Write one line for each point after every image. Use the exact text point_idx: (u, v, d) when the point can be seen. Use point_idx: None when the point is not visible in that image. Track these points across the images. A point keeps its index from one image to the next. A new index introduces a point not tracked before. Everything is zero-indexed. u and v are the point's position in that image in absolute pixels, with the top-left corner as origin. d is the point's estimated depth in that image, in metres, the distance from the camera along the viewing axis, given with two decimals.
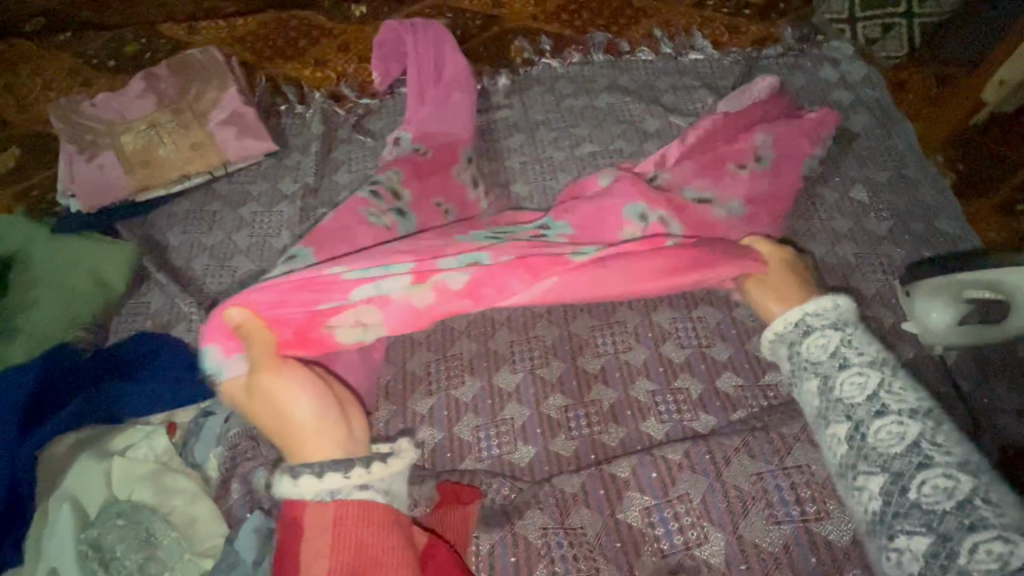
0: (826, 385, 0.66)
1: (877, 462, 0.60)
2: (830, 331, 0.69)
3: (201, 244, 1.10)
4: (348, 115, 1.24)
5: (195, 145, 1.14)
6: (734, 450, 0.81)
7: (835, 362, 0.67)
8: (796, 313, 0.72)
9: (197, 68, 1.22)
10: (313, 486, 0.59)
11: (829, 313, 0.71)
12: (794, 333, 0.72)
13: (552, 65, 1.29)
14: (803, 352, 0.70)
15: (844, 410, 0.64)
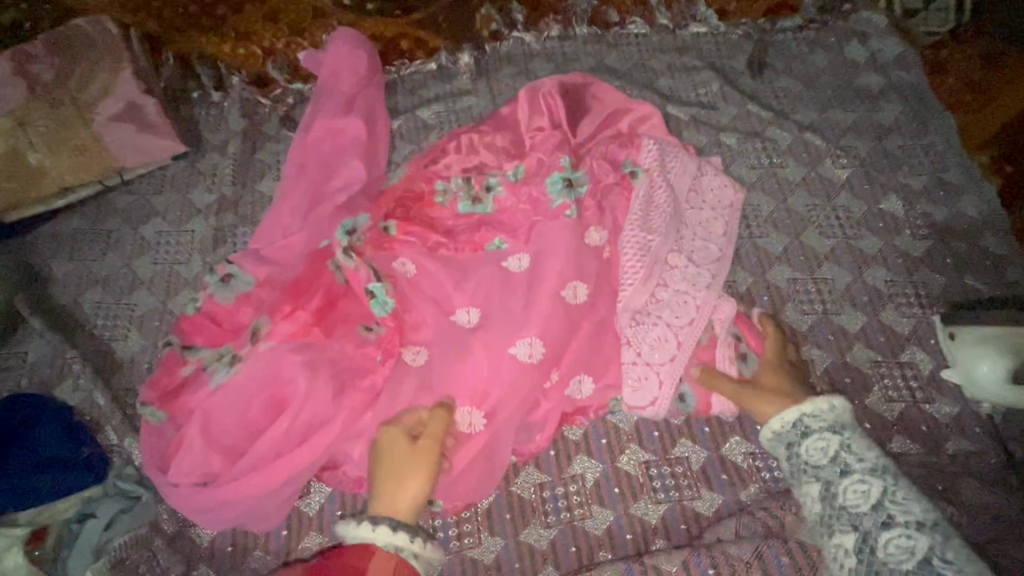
0: (824, 488, 0.61)
1: None
2: (828, 433, 0.62)
3: (91, 274, 0.89)
4: (276, 105, 1.02)
5: (78, 148, 0.91)
6: (745, 566, 0.64)
7: (835, 467, 0.61)
8: (792, 411, 0.64)
9: (83, 45, 0.96)
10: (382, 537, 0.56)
11: (827, 409, 0.63)
12: (791, 432, 0.64)
13: (525, 40, 1.06)
14: (799, 454, 0.63)
15: (849, 519, 0.59)
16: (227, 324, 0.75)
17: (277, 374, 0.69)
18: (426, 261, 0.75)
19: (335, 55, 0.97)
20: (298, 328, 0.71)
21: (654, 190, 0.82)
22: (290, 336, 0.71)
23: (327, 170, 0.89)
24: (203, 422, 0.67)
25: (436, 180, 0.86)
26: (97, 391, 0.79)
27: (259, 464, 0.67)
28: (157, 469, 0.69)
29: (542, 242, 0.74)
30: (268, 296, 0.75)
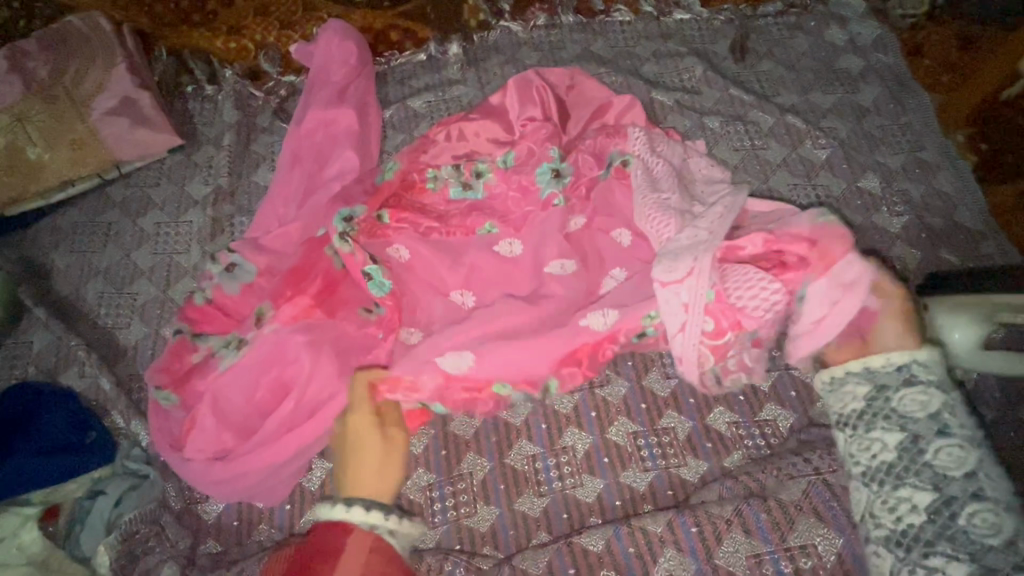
0: (910, 441, 0.58)
1: (930, 479, 0.56)
2: (898, 349, 0.62)
3: (93, 265, 0.91)
4: (269, 97, 1.04)
5: (74, 142, 0.93)
6: (726, 524, 0.67)
7: (933, 424, 0.58)
8: (905, 355, 0.61)
9: (76, 41, 0.98)
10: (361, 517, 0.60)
11: (936, 368, 0.61)
12: (892, 376, 0.61)
13: (513, 29, 1.08)
14: (890, 399, 0.60)
15: (932, 479, 0.56)
16: (232, 311, 0.78)
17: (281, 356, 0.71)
18: (423, 247, 0.79)
19: (324, 48, 0.99)
20: (302, 313, 0.73)
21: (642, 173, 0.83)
22: (293, 319, 0.72)
23: (320, 159, 0.91)
24: (213, 402, 0.70)
25: (427, 168, 0.89)
26: (102, 376, 0.81)
27: (268, 441, 0.70)
28: (172, 448, 0.72)
29: (538, 225, 0.80)
30: (270, 283, 0.78)
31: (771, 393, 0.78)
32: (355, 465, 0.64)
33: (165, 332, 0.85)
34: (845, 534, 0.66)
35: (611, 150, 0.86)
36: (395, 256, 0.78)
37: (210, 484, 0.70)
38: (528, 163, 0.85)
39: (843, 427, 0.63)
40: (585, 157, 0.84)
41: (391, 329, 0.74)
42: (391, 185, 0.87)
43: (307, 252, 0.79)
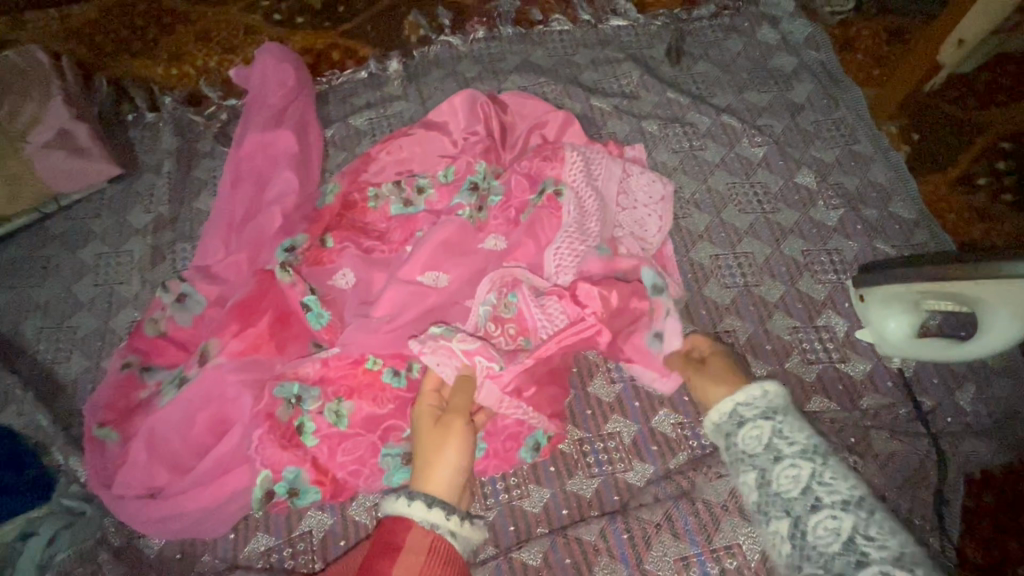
0: (759, 477, 0.59)
1: (780, 506, 0.56)
2: (760, 418, 0.61)
3: (32, 301, 0.90)
4: (210, 121, 1.03)
5: (9, 176, 0.91)
6: (656, 527, 0.69)
7: (768, 454, 0.59)
8: (728, 402, 0.63)
9: (6, 73, 0.96)
10: (421, 515, 0.56)
11: (769, 394, 0.62)
12: (728, 421, 0.63)
13: (452, 42, 1.09)
14: (734, 442, 0.61)
15: (782, 505, 0.56)
16: (178, 344, 0.78)
17: (220, 393, 0.71)
18: (363, 268, 0.83)
19: (262, 71, 0.99)
20: (247, 344, 0.74)
21: (577, 186, 0.85)
22: (238, 353, 0.74)
23: (261, 182, 0.91)
24: (146, 437, 0.68)
25: (367, 186, 0.92)
26: (40, 413, 0.80)
27: (204, 480, 0.68)
28: (103, 486, 0.69)
29: (481, 254, 0.82)
30: (218, 313, 0.79)
31: None
32: (431, 466, 0.61)
33: (106, 364, 0.84)
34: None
35: (546, 176, 0.86)
36: (339, 281, 0.83)
37: (142, 523, 0.68)
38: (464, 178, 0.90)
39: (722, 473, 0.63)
40: (521, 175, 0.87)
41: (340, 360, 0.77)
42: (332, 207, 0.90)
43: (253, 281, 0.80)
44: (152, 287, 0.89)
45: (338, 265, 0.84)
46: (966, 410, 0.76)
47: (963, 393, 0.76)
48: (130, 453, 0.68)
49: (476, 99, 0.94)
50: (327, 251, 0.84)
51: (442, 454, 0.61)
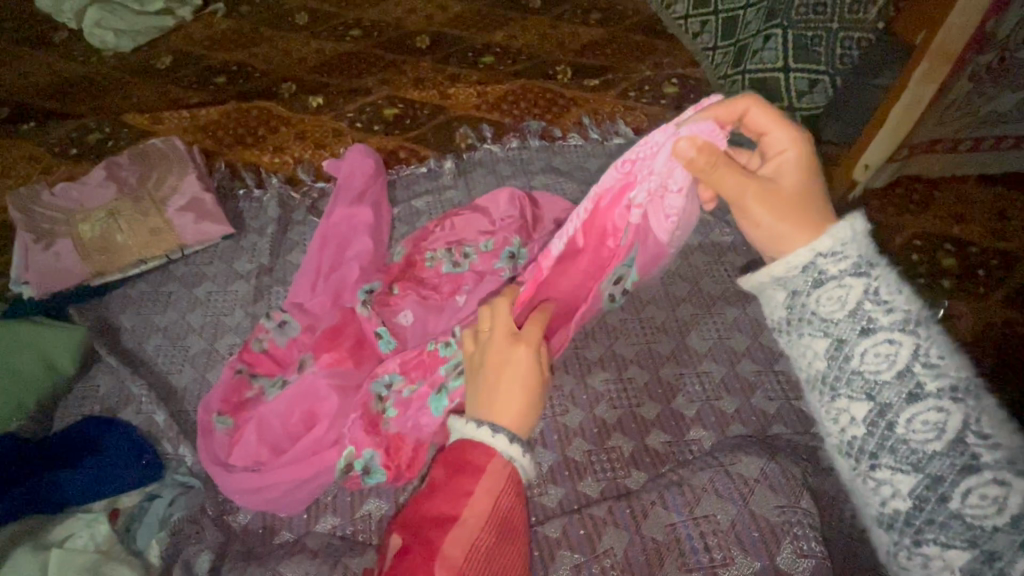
0: (835, 347, 0.59)
1: (864, 389, 0.57)
2: (850, 279, 0.58)
3: (154, 324, 1.13)
4: (304, 198, 1.33)
5: (153, 230, 1.19)
6: (651, 504, 0.86)
7: (856, 324, 0.58)
8: (803, 255, 0.61)
9: (158, 156, 1.29)
10: (503, 446, 0.64)
11: (847, 250, 0.59)
12: (800, 278, 0.61)
13: (492, 150, 1.42)
14: (808, 304, 0.61)
15: (865, 388, 0.57)
16: (278, 360, 1.01)
17: (313, 393, 0.91)
18: (422, 311, 1.07)
19: (350, 161, 1.29)
20: (334, 360, 0.96)
21: None
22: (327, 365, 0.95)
23: (345, 243, 1.18)
24: (254, 426, 0.90)
25: (426, 250, 1.18)
26: (157, 410, 1.00)
27: (297, 459, 0.88)
28: (214, 464, 0.89)
29: None
30: (310, 337, 1.02)
31: (695, 418, 0.99)
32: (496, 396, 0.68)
33: (210, 377, 1.06)
34: (739, 507, 0.85)
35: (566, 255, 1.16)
36: (402, 320, 1.06)
37: (244, 492, 0.87)
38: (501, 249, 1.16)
39: (779, 331, 0.65)
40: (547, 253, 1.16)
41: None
42: (399, 264, 1.16)
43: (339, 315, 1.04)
44: (252, 318, 1.13)
45: (404, 309, 1.07)
46: None
47: None
48: (243, 439, 0.89)
49: (514, 194, 1.22)
50: (395, 298, 1.08)
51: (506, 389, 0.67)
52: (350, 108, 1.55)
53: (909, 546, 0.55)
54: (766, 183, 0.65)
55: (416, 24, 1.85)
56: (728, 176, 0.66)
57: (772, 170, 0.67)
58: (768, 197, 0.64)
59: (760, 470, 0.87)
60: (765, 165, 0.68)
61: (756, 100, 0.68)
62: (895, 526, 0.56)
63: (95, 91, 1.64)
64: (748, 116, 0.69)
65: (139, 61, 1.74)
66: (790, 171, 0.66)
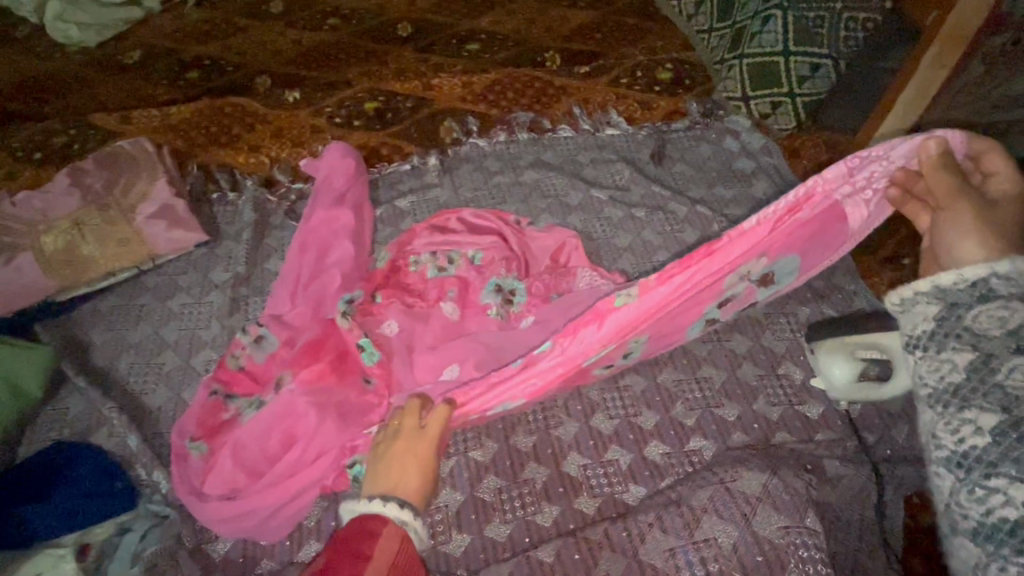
0: (981, 360, 0.50)
1: (1000, 399, 0.47)
2: (1019, 305, 0.51)
3: (126, 340, 1.07)
4: (281, 201, 1.27)
5: (121, 241, 1.13)
6: (648, 526, 0.82)
7: (1011, 341, 0.49)
8: (980, 269, 0.54)
9: (126, 160, 1.22)
10: (395, 512, 0.67)
11: (1021, 282, 0.53)
12: (965, 291, 0.54)
13: (479, 144, 1.35)
14: (964, 317, 0.53)
15: (1002, 399, 0.47)
16: (256, 377, 0.96)
17: (292, 413, 0.86)
18: (406, 320, 1.02)
19: (329, 162, 1.22)
20: (314, 376, 0.92)
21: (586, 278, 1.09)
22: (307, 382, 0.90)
23: (324, 248, 1.12)
24: (230, 450, 0.85)
25: (410, 255, 1.12)
26: (129, 434, 0.95)
27: (275, 485, 0.83)
28: (189, 491, 0.84)
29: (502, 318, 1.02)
30: (288, 352, 0.97)
31: (695, 428, 0.95)
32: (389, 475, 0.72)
33: (186, 396, 1.01)
34: (740, 528, 0.81)
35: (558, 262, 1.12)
36: (386, 330, 1.01)
37: (221, 519, 0.82)
38: (492, 263, 1.09)
39: (914, 348, 0.57)
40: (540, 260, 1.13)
41: (385, 395, 0.94)
42: (383, 271, 1.11)
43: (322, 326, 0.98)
44: (229, 332, 1.08)
45: (387, 318, 1.02)
46: (901, 444, 0.92)
47: (898, 430, 0.93)
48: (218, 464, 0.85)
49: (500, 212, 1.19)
50: (379, 306, 1.03)
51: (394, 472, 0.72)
52: (329, 102, 1.48)
53: (1007, 555, 0.44)
54: (986, 202, 0.64)
55: (398, 9, 1.76)
56: (940, 182, 0.66)
57: (998, 197, 0.65)
58: (980, 216, 0.63)
59: (762, 486, 0.84)
60: (988, 191, 0.66)
61: (1000, 147, 0.67)
62: (994, 538, 0.45)
63: (59, 89, 1.56)
64: (986, 156, 0.68)
65: (106, 56, 1.65)
66: (1019, 206, 0.64)
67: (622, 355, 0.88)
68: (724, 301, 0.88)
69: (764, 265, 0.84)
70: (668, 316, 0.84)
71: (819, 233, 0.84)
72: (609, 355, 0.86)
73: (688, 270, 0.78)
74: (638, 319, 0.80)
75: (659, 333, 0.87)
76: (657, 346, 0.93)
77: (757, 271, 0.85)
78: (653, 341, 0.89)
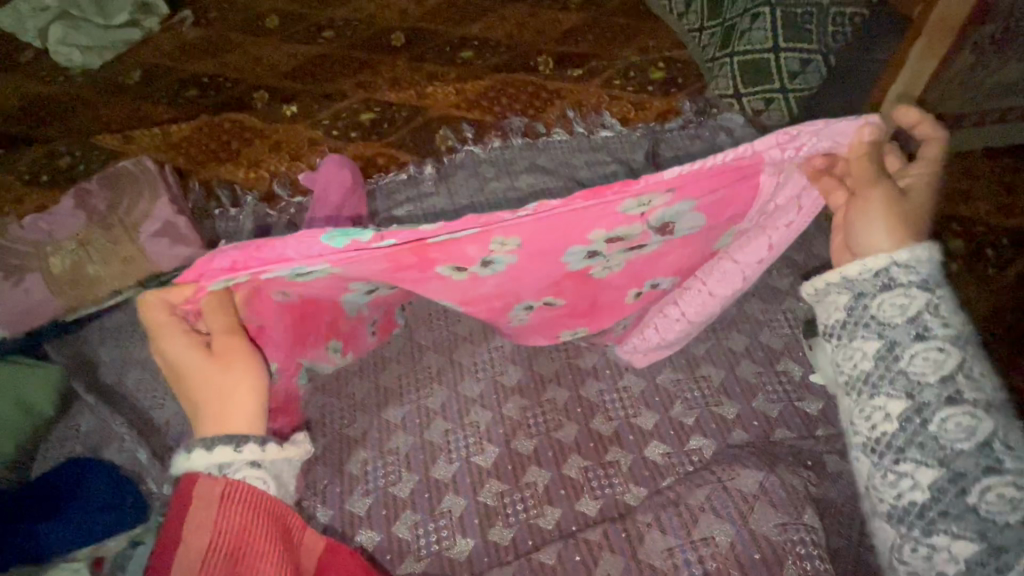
0: (887, 348, 0.68)
1: (903, 388, 0.67)
2: (918, 292, 0.68)
3: (134, 358, 1.10)
4: (281, 215, 1.29)
5: (125, 259, 1.15)
6: (647, 527, 0.83)
7: (912, 330, 0.67)
8: (883, 259, 0.69)
9: (128, 180, 1.25)
10: (206, 463, 0.70)
11: (917, 268, 0.68)
12: (870, 282, 0.70)
13: (474, 151, 1.37)
14: (870, 306, 0.70)
15: (906, 387, 0.66)
16: None
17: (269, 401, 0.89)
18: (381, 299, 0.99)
19: (325, 174, 1.22)
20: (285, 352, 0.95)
21: None
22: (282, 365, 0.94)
23: None
24: None
25: None
26: (140, 449, 0.98)
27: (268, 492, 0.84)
28: None
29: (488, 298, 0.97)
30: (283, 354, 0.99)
31: (694, 427, 0.95)
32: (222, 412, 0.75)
33: None
34: (737, 525, 0.81)
35: None
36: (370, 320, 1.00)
37: None
38: None
39: (831, 336, 0.74)
40: None
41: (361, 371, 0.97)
42: None
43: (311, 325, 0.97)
44: None
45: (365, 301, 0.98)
46: None
47: None
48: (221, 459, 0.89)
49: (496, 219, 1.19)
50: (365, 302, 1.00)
51: (223, 403, 0.75)
52: (326, 114, 1.50)
53: (918, 535, 0.64)
54: (899, 192, 0.73)
55: (392, 19, 1.78)
56: (860, 166, 0.74)
57: (910, 186, 0.74)
58: (892, 205, 0.73)
59: (758, 484, 0.83)
60: (908, 175, 0.75)
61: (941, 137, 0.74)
62: (907, 518, 0.65)
63: (63, 112, 1.59)
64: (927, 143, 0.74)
65: (107, 77, 1.69)
66: (924, 196, 0.74)
67: (480, 260, 0.81)
68: (613, 237, 0.82)
69: (674, 212, 0.80)
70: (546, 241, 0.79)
71: (736, 194, 0.79)
72: (466, 252, 0.79)
73: (594, 198, 0.73)
74: (523, 221, 0.75)
75: (530, 260, 0.83)
76: (525, 278, 0.87)
77: (663, 218, 0.80)
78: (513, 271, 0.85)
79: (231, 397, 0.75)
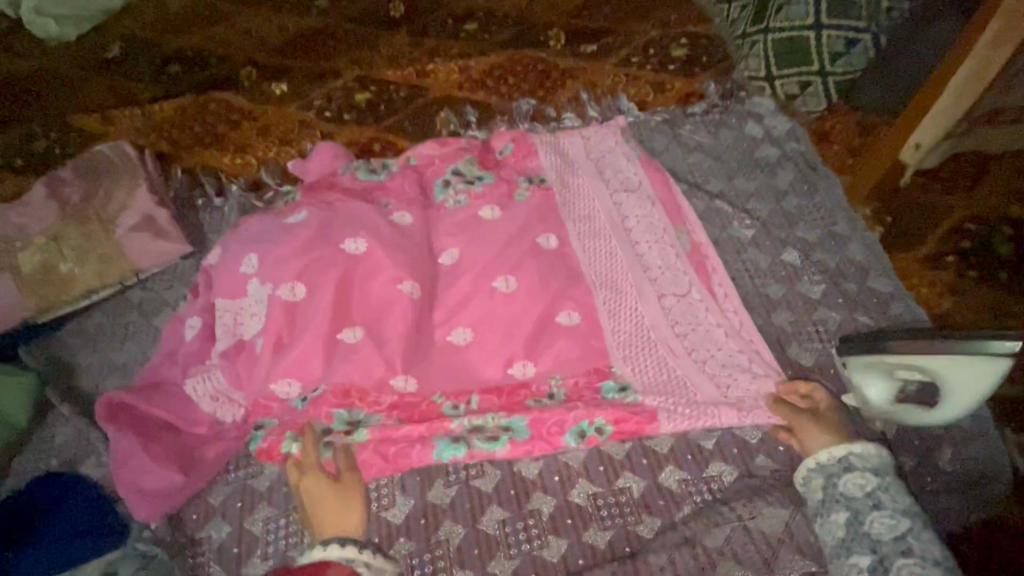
0: (877, 562, 0.67)
1: None
2: (867, 474, 0.72)
3: (112, 362, 1.03)
4: (268, 206, 1.19)
5: (101, 257, 1.07)
6: (660, 571, 0.77)
7: (869, 500, 0.71)
8: (842, 449, 0.75)
9: (104, 167, 1.16)
10: (338, 553, 0.71)
11: (872, 458, 0.74)
12: (836, 466, 0.75)
13: (478, 137, 1.26)
14: (836, 484, 0.73)
15: (869, 543, 0.68)
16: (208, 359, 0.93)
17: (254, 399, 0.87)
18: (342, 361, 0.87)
19: (318, 163, 1.16)
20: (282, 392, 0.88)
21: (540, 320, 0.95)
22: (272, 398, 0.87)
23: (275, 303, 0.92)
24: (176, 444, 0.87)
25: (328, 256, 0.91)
26: None
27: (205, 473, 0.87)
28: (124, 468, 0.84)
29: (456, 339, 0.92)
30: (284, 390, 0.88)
31: (714, 451, 0.88)
32: (336, 518, 0.78)
33: None
34: None
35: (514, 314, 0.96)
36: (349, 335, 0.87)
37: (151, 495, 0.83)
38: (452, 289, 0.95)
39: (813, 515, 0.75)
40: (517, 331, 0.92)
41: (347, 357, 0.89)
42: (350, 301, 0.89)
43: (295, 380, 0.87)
44: None
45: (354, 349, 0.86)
46: (945, 471, 0.85)
47: (942, 454, 0.86)
48: (223, 432, 0.90)
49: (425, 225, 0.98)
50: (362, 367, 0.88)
51: (339, 518, 0.78)
52: (319, 95, 1.39)
53: None
54: None
55: None
56: None
57: None
58: None
59: (785, 526, 0.79)
60: None
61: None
62: None
63: (40, 89, 1.49)
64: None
65: (86, 51, 1.57)
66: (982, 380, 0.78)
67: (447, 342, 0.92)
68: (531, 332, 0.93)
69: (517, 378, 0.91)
70: (567, 264, 0.99)
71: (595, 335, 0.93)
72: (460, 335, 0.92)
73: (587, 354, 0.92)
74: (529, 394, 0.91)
75: (588, 337, 0.93)
76: (508, 243, 0.98)
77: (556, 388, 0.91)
78: (534, 294, 0.93)
79: (341, 516, 0.78)
